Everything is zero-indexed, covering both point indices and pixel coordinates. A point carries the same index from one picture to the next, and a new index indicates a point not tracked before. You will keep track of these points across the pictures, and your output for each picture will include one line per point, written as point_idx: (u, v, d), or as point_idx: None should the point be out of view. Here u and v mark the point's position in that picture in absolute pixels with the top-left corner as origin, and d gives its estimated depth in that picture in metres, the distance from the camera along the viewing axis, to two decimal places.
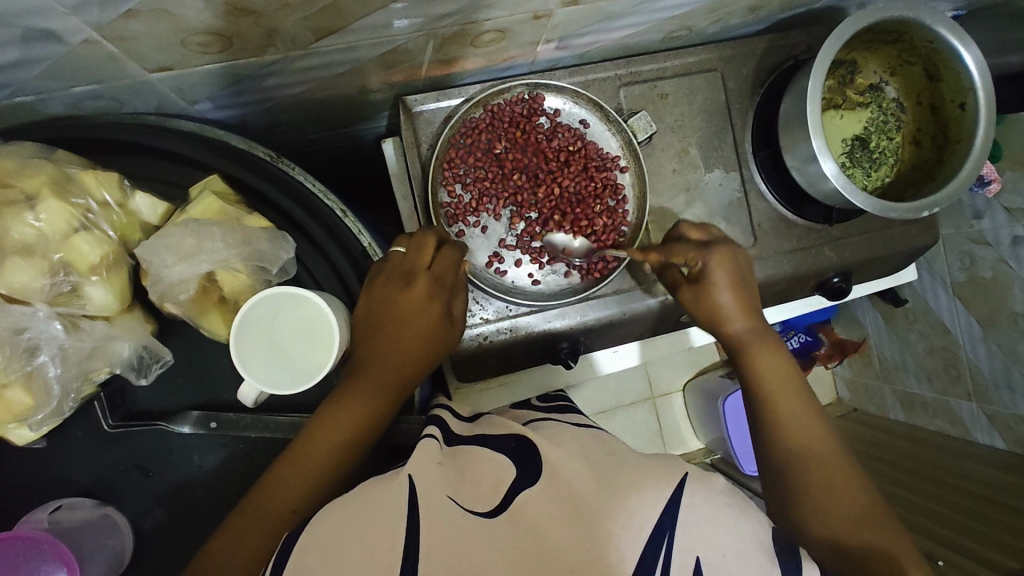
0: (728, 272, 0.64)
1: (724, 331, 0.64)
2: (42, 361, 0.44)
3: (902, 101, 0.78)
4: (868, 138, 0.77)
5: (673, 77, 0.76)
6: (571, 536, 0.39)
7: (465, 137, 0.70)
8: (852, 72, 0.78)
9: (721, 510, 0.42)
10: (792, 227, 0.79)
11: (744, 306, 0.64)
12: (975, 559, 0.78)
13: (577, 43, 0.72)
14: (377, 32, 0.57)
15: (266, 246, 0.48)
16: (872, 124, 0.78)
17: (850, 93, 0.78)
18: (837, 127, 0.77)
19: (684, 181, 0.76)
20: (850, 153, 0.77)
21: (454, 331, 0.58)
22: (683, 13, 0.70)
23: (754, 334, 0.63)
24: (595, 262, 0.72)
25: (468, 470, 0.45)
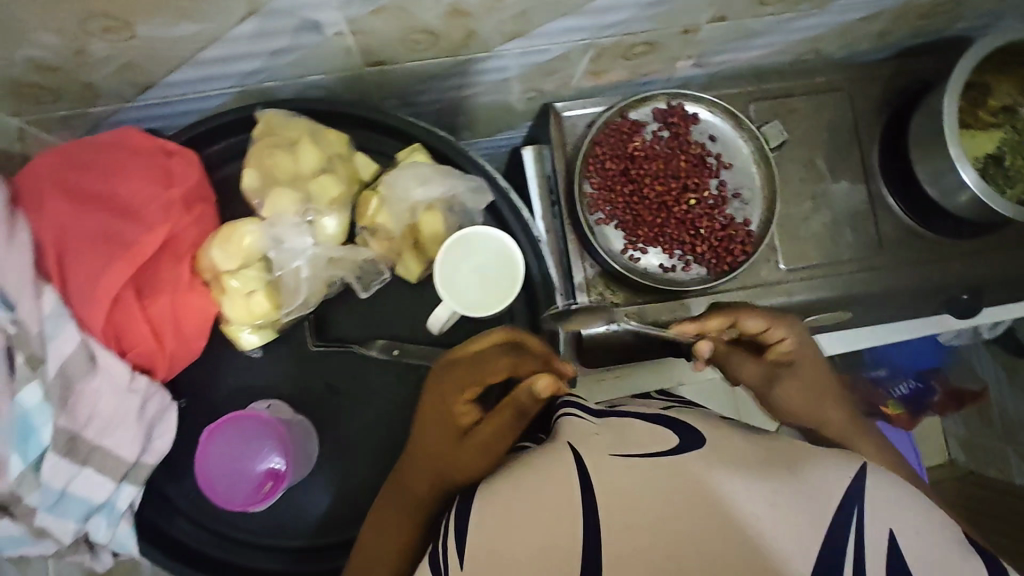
0: (807, 358, 0.61)
1: (821, 429, 0.56)
2: (294, 267, 0.56)
3: None
4: (1001, 158, 0.78)
5: (802, 94, 0.82)
6: (751, 495, 0.36)
7: (608, 138, 0.76)
8: (984, 95, 0.80)
9: (905, 494, 0.39)
10: (919, 239, 0.81)
11: (831, 398, 0.59)
12: None
13: (714, 61, 0.79)
14: (552, 39, 0.67)
15: (467, 186, 0.58)
16: (1006, 145, 0.79)
17: (982, 114, 0.80)
18: (968, 146, 0.78)
19: (810, 190, 0.80)
20: (985, 168, 0.78)
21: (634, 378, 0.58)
22: (816, 35, 0.76)
23: (855, 432, 0.57)
24: (727, 254, 0.75)
25: (624, 430, 0.42)
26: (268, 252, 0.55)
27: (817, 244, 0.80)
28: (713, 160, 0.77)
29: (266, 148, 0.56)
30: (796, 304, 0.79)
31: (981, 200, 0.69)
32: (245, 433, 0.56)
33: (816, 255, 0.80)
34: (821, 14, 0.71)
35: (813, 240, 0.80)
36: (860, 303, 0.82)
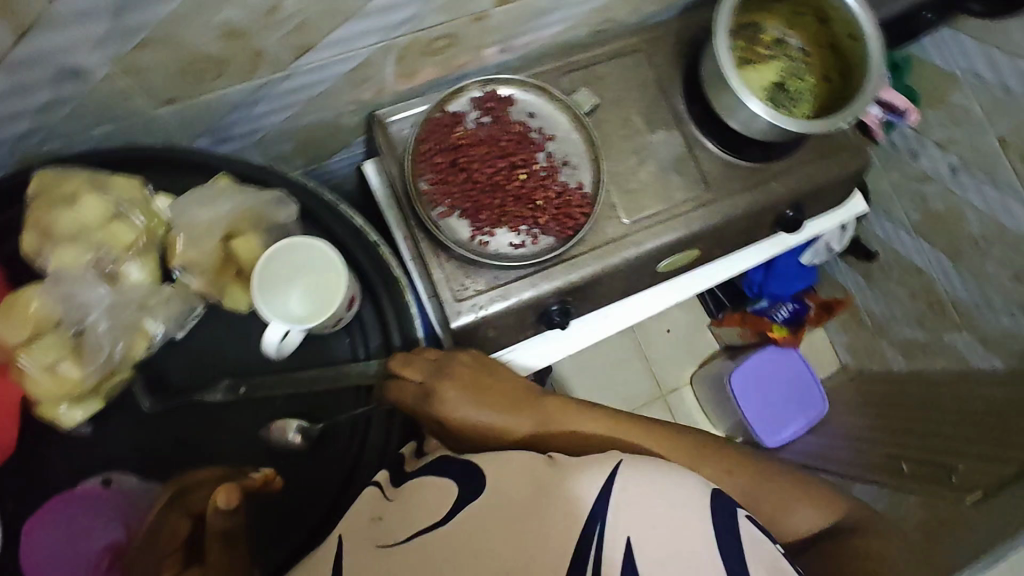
0: (460, 375, 0.65)
1: (543, 432, 0.63)
2: (95, 318, 0.58)
3: (806, 48, 0.89)
4: (782, 83, 0.88)
5: (605, 60, 0.88)
6: (516, 539, 0.50)
7: (432, 133, 0.78)
8: (755, 32, 0.90)
9: (647, 485, 0.53)
10: (737, 169, 0.88)
11: (522, 406, 0.64)
12: None
13: (518, 44, 0.83)
14: (344, 46, 0.67)
15: (269, 197, 0.64)
16: (785, 71, 0.89)
17: (759, 49, 0.89)
18: (752, 79, 0.88)
19: (633, 145, 0.86)
20: (772, 96, 0.88)
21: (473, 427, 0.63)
22: (600, 4, 0.82)
23: (561, 415, 0.65)
24: (567, 218, 0.78)
25: (413, 499, 0.56)
26: (65, 308, 0.57)
27: (652, 193, 0.85)
28: (536, 134, 0.81)
29: (47, 204, 0.57)
30: (647, 252, 0.84)
31: (772, 122, 0.78)
32: (122, 502, 0.60)
33: (653, 203, 0.85)
34: None
35: (647, 190, 0.85)
36: (702, 239, 0.88)
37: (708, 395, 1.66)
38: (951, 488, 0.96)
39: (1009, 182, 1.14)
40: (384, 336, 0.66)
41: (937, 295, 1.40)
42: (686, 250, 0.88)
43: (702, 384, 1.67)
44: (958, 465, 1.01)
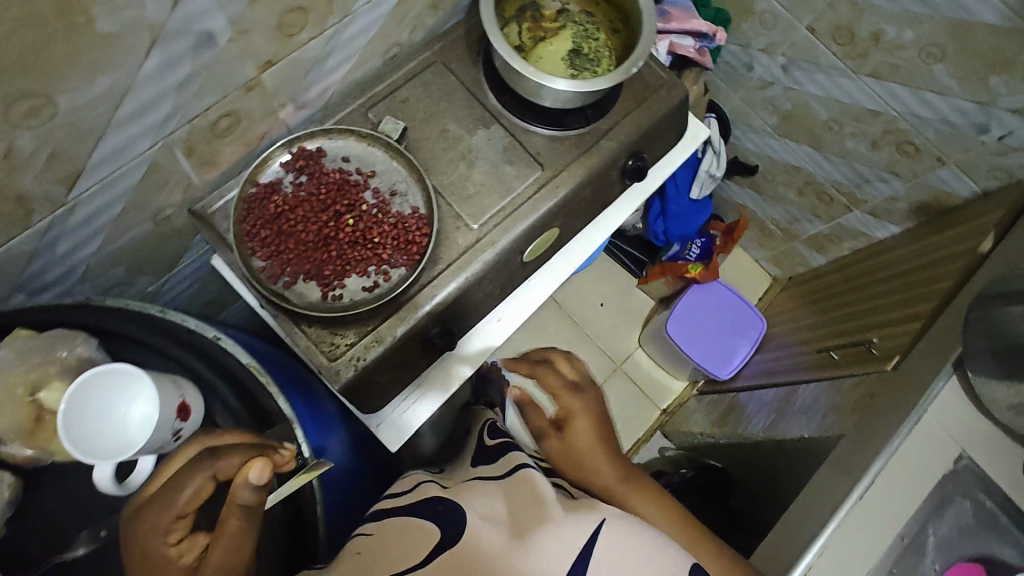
0: (593, 411, 0.79)
1: (596, 484, 0.68)
2: None
3: (587, 9, 0.92)
4: (578, 47, 0.91)
5: (405, 83, 0.88)
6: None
7: (250, 210, 0.76)
8: (537, 10, 0.92)
9: (632, 538, 0.53)
10: (565, 141, 0.90)
11: (608, 452, 0.72)
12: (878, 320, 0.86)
13: (311, 97, 0.83)
14: (117, 160, 0.66)
15: (60, 336, 0.64)
16: (577, 35, 0.91)
17: (546, 25, 0.91)
18: (549, 53, 0.90)
19: (458, 152, 0.86)
20: (572, 63, 0.89)
21: (558, 454, 0.72)
22: (375, 34, 0.83)
23: (633, 487, 0.68)
24: (411, 245, 0.78)
25: (389, 540, 0.57)
26: None
27: (491, 191, 0.86)
28: (356, 175, 0.80)
29: None
30: (504, 247, 0.84)
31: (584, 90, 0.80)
32: None
33: (495, 199, 0.86)
34: (356, 18, 0.77)
35: (486, 189, 0.86)
36: (558, 215, 0.89)
37: (660, 351, 1.68)
38: (875, 360, 0.97)
39: (832, 63, 1.20)
40: (238, 422, 0.66)
41: (821, 184, 1.45)
42: (545, 233, 0.89)
43: (652, 342, 1.68)
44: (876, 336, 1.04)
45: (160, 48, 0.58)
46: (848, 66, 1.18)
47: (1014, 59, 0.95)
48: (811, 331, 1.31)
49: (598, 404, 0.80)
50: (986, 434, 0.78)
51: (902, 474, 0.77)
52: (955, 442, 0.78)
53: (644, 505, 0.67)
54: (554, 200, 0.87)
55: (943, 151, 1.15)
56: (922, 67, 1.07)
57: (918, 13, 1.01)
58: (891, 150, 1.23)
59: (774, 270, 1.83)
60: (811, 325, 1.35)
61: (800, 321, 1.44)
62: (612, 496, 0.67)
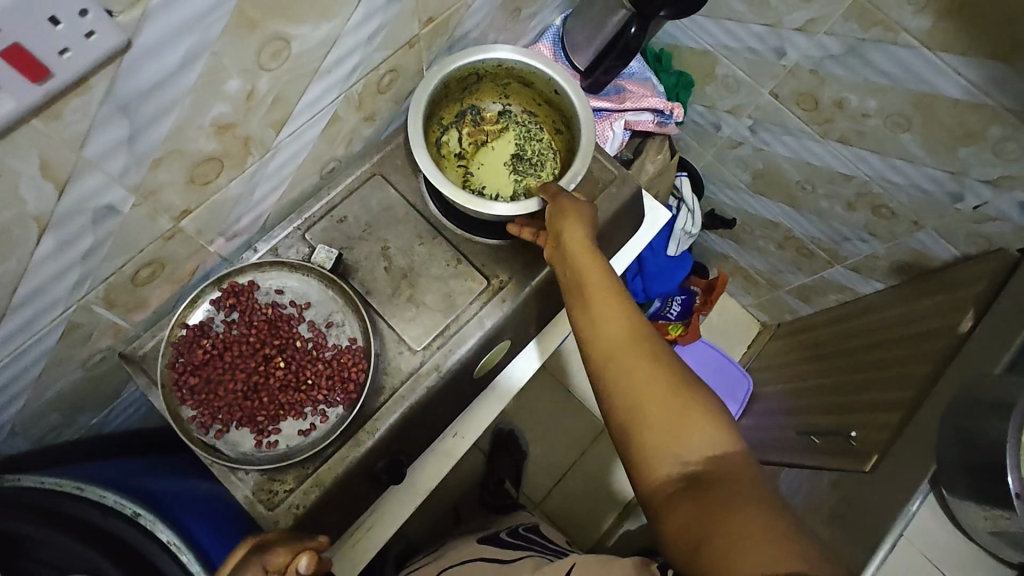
0: (577, 241, 0.73)
1: (567, 275, 0.71)
2: None
3: (528, 108, 0.89)
4: (517, 153, 0.89)
5: (343, 200, 0.86)
6: None
7: (178, 357, 0.73)
8: (478, 111, 0.89)
9: None
10: (511, 249, 0.86)
11: (612, 286, 0.67)
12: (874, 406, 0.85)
13: (242, 227, 0.80)
14: (26, 331, 0.63)
15: None
16: (515, 138, 0.90)
17: (488, 126, 0.90)
18: (488, 160, 0.89)
19: (399, 271, 0.83)
20: (515, 169, 0.89)
21: (566, 271, 0.72)
22: (305, 157, 0.80)
23: (608, 287, 0.67)
24: (348, 382, 0.75)
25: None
26: None
27: (436, 309, 0.82)
28: (290, 308, 0.77)
29: None
30: (450, 370, 0.80)
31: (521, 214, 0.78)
32: None
33: (440, 319, 0.82)
34: (279, 149, 0.74)
35: (429, 308, 0.82)
36: (507, 328, 0.85)
37: None
38: (853, 454, 0.93)
39: (798, 126, 1.15)
40: None
41: (799, 239, 1.40)
42: (496, 346, 0.85)
43: None
44: (857, 422, 0.99)
45: (54, 231, 0.56)
46: (815, 131, 1.13)
47: (982, 132, 0.90)
48: (798, 401, 1.25)
49: (586, 233, 0.73)
50: (966, 555, 0.74)
51: None
52: (938, 568, 0.73)
53: (611, 309, 0.65)
54: (502, 314, 0.83)
55: (918, 215, 1.10)
56: (889, 135, 1.02)
57: (880, 84, 0.96)
58: (867, 212, 1.19)
59: (761, 315, 1.77)
60: (796, 391, 1.30)
61: (787, 381, 1.39)
62: (581, 298, 0.68)
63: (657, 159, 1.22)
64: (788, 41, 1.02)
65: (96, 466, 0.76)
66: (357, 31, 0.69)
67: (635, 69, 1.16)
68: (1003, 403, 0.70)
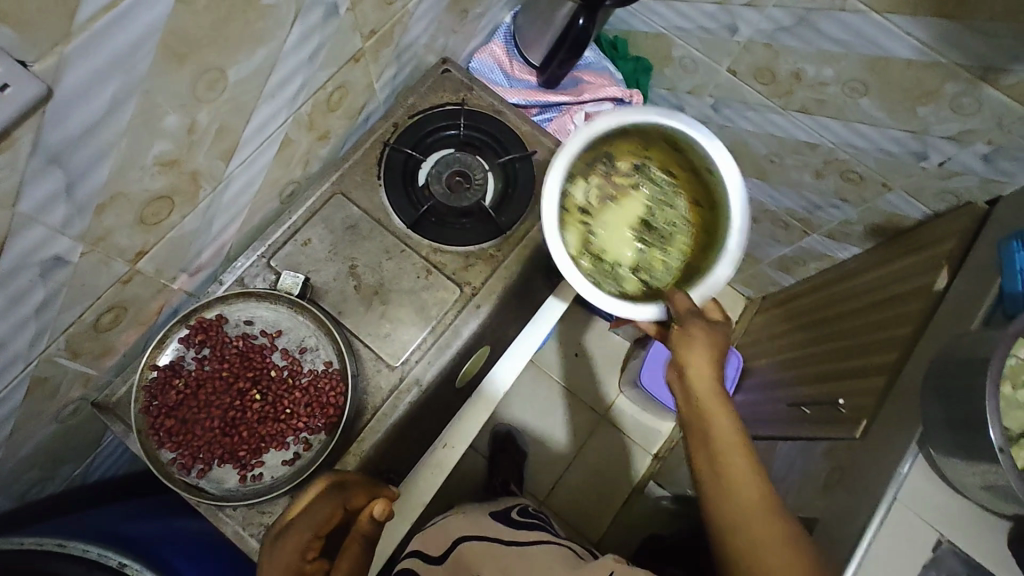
0: (704, 360, 0.70)
1: (682, 385, 0.71)
2: None
3: (664, 172, 0.85)
4: (644, 228, 0.84)
5: (305, 223, 0.84)
6: None
7: (152, 401, 0.72)
8: (612, 164, 0.84)
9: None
10: (481, 254, 0.85)
11: (727, 406, 0.68)
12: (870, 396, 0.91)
13: (204, 260, 0.79)
14: None
15: None
16: (646, 219, 0.84)
17: (618, 182, 0.84)
18: (602, 220, 0.83)
19: (369, 288, 0.82)
20: (640, 235, 0.83)
21: (684, 400, 0.71)
22: (261, 183, 0.79)
23: (720, 401, 0.69)
24: (326, 407, 0.74)
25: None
26: None
27: (409, 323, 0.81)
28: (261, 338, 0.76)
29: None
30: (431, 383, 0.79)
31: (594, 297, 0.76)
32: None
33: (415, 332, 0.81)
34: (231, 179, 0.73)
35: (403, 323, 0.81)
36: (486, 333, 0.84)
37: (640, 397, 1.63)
38: (844, 421, 0.93)
39: (759, 101, 1.15)
40: None
41: (774, 211, 1.40)
42: (476, 353, 0.85)
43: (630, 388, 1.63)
44: (844, 390, 0.99)
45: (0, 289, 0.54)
46: (776, 103, 1.13)
47: (938, 90, 0.90)
48: (787, 373, 1.26)
49: (721, 338, 0.72)
50: (961, 512, 0.74)
51: (883, 572, 0.72)
52: (932, 526, 0.74)
53: (722, 422, 0.67)
54: (478, 321, 0.82)
55: (886, 177, 1.10)
56: (848, 101, 1.02)
57: (833, 52, 0.96)
58: (836, 178, 1.19)
59: (746, 290, 1.77)
60: (786, 363, 1.30)
61: (776, 354, 1.39)
62: (699, 417, 0.68)
63: None
64: (738, 17, 1.02)
65: (80, 520, 0.74)
66: (296, 52, 0.68)
67: (591, 59, 1.14)
68: (977, 357, 0.69)
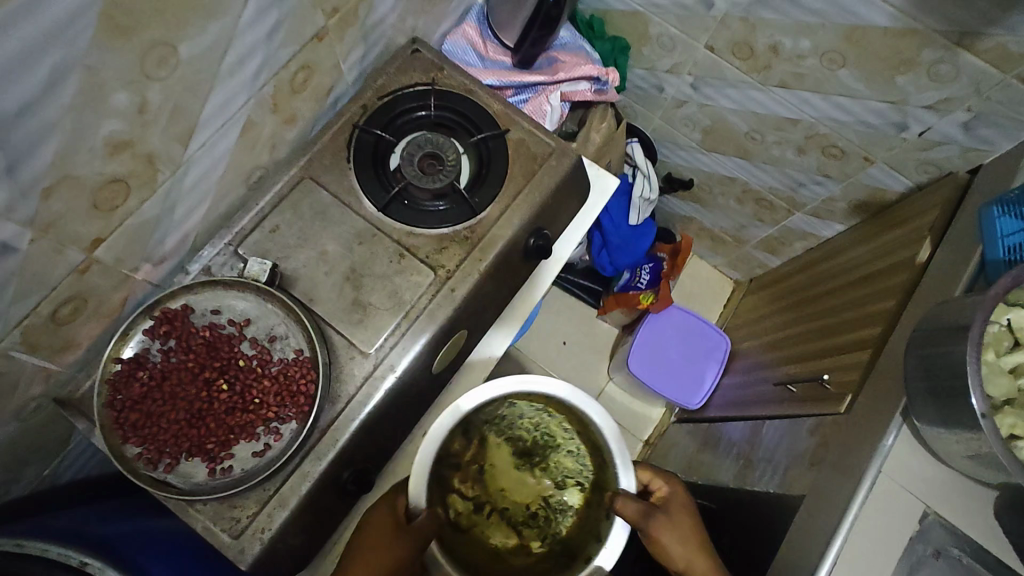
0: (685, 521, 0.77)
1: (667, 551, 0.75)
2: None
3: (546, 413, 0.79)
4: (530, 465, 0.80)
5: (273, 209, 0.82)
6: None
7: (115, 394, 0.69)
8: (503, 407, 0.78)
9: None
10: (455, 236, 0.83)
11: (710, 563, 0.75)
12: (851, 369, 0.92)
13: (169, 249, 0.77)
14: None
15: None
16: (530, 497, 0.79)
17: (516, 428, 0.80)
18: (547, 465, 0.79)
19: (342, 274, 0.80)
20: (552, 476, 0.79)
21: (676, 552, 0.75)
22: (225, 168, 0.77)
23: (709, 573, 0.75)
24: (297, 396, 0.71)
25: None
26: None
27: (383, 309, 0.79)
28: (229, 327, 0.74)
29: None
30: (407, 369, 0.77)
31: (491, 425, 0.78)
32: None
33: (389, 318, 0.79)
34: (192, 162, 0.70)
35: (377, 308, 0.79)
36: (463, 317, 0.82)
37: (629, 382, 1.61)
38: (828, 397, 0.92)
39: (738, 77, 1.14)
40: None
41: (757, 191, 1.39)
42: (454, 337, 0.82)
43: (619, 374, 1.62)
44: (831, 366, 0.98)
45: None
46: (755, 79, 1.11)
47: (916, 58, 0.89)
48: (775, 353, 1.24)
49: (687, 496, 0.81)
50: (948, 481, 0.73)
51: (873, 547, 0.71)
52: (918, 498, 0.72)
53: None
54: (453, 305, 0.80)
55: (867, 150, 1.09)
56: (827, 73, 1.01)
57: (810, 23, 0.95)
58: (818, 155, 1.18)
59: (734, 273, 1.76)
60: (774, 343, 1.29)
61: (763, 335, 1.38)
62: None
63: (601, 128, 1.19)
64: None
65: (47, 520, 0.72)
66: (253, 29, 0.65)
67: (567, 39, 1.12)
68: (959, 325, 0.68)
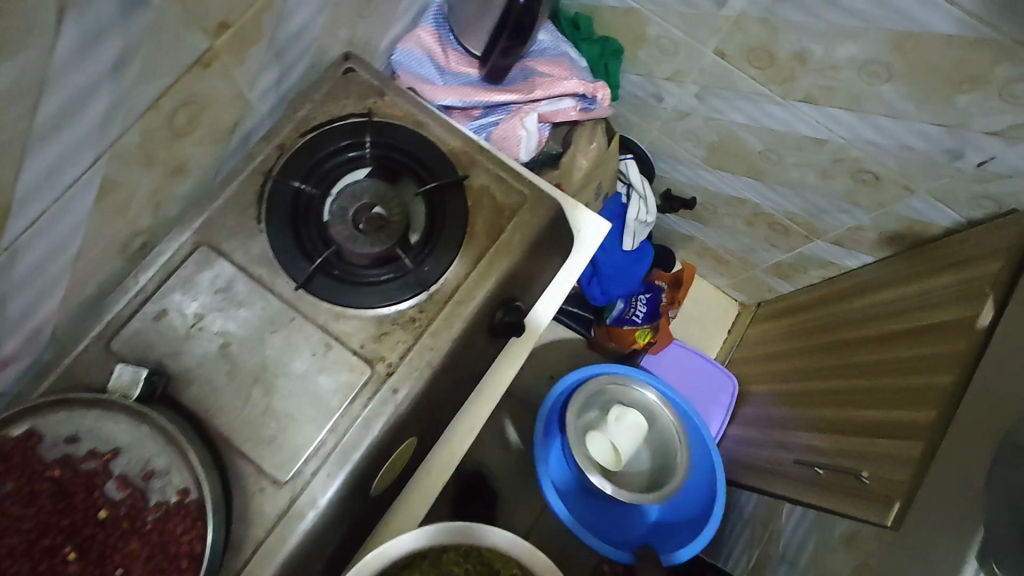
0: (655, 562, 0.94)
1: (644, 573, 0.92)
2: None
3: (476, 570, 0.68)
4: None
5: (159, 286, 0.62)
6: None
7: None
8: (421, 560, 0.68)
9: None
10: (399, 318, 0.65)
11: None
12: (898, 462, 0.74)
13: (10, 351, 0.57)
14: None
15: None
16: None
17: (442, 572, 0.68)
18: None
19: (249, 374, 0.61)
20: None
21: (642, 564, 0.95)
22: (82, 243, 0.57)
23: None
24: (178, 559, 0.53)
25: None
26: None
27: (304, 421, 0.61)
28: (90, 461, 0.55)
29: None
30: (333, 501, 0.59)
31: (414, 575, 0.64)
32: None
33: (311, 433, 0.61)
34: (17, 252, 0.50)
35: (295, 420, 0.61)
36: (411, 423, 0.64)
37: None
38: (869, 497, 0.75)
39: (754, 89, 0.94)
40: None
41: (770, 214, 1.20)
42: (399, 449, 0.64)
43: None
44: (870, 451, 0.80)
45: None
46: (774, 92, 0.92)
47: (986, 75, 0.70)
48: (794, 412, 1.07)
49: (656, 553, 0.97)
50: None
51: None
52: None
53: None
54: (396, 412, 0.62)
55: (909, 178, 0.90)
56: (865, 88, 0.81)
57: (849, 27, 0.75)
58: (847, 180, 0.99)
59: (739, 296, 1.59)
60: (790, 396, 1.11)
61: (775, 381, 1.21)
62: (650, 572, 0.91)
63: (590, 150, 1.00)
64: None
65: None
66: (82, 63, 0.45)
67: (546, 43, 0.92)
68: None
